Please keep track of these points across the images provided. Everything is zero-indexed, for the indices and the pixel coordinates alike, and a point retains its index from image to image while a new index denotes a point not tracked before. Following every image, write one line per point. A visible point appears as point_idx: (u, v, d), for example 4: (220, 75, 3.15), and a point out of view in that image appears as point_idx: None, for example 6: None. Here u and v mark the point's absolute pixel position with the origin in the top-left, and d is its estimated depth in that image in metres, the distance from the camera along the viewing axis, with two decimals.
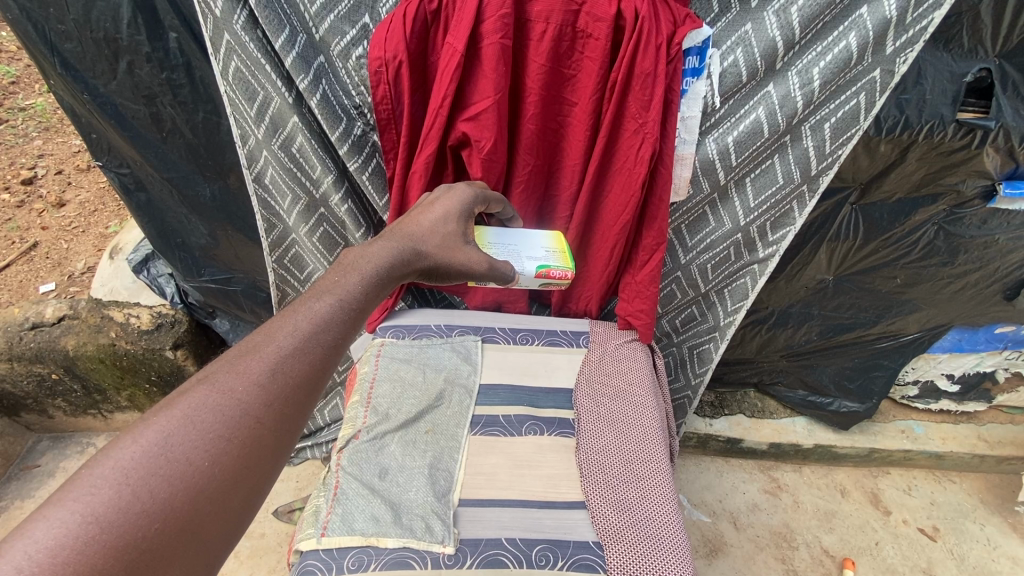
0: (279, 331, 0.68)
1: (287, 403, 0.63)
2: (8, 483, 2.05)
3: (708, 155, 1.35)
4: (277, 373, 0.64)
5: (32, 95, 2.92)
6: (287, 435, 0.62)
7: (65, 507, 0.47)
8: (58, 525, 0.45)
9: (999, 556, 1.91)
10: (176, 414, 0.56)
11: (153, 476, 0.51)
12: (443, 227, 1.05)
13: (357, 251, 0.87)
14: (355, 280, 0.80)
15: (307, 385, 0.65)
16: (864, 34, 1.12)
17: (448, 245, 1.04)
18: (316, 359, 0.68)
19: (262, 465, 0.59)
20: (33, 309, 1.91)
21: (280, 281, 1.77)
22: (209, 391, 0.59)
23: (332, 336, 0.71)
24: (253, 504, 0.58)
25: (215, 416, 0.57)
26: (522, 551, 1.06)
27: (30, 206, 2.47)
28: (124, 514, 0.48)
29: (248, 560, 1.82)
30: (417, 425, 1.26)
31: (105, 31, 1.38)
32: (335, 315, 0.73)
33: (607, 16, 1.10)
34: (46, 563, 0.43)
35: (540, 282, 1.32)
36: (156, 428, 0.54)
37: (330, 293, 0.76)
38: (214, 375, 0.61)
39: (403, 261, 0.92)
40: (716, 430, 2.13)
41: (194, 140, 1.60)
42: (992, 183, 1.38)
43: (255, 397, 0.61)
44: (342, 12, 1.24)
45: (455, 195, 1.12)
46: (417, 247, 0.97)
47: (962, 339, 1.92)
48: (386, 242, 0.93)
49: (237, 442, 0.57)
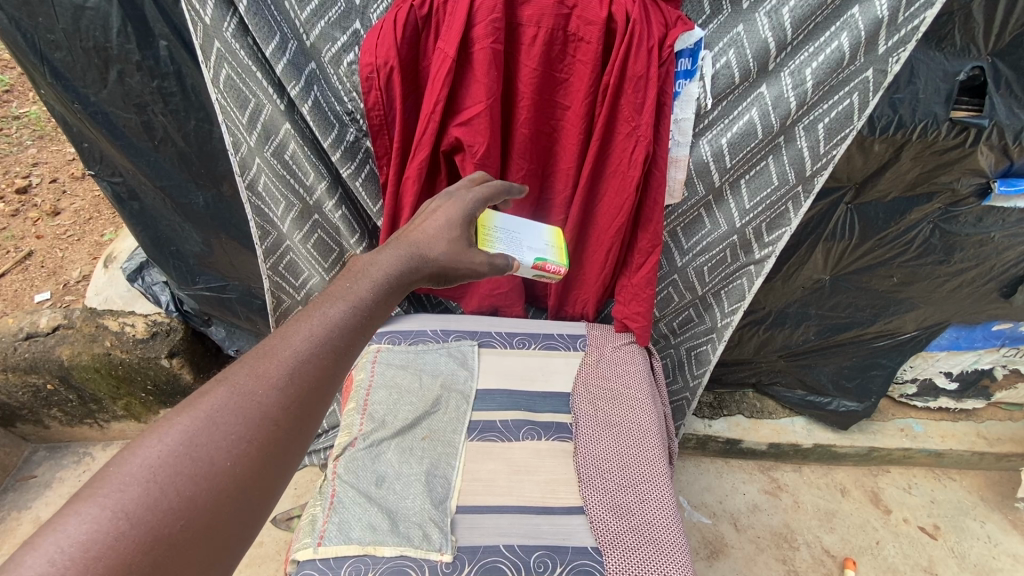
0: (295, 335, 0.67)
1: (304, 406, 0.62)
2: (5, 494, 2.04)
3: (702, 156, 1.35)
4: (294, 376, 0.63)
5: (26, 103, 2.91)
6: (302, 439, 0.61)
7: (95, 503, 0.47)
8: (89, 521, 0.46)
9: (1000, 554, 1.90)
10: (199, 415, 0.56)
11: (178, 474, 0.51)
12: (446, 235, 1.01)
13: (364, 259, 0.86)
14: (366, 286, 0.79)
15: (321, 389, 0.64)
16: (856, 34, 1.11)
17: (452, 251, 1.00)
18: (329, 362, 0.67)
19: (279, 467, 0.58)
20: (27, 320, 1.90)
21: (274, 288, 1.76)
22: (229, 393, 0.58)
23: (345, 341, 0.70)
24: (271, 503, 0.57)
25: (236, 417, 0.57)
26: (522, 558, 1.05)
27: (25, 215, 2.45)
28: (151, 511, 0.48)
29: (246, 568, 1.81)
30: (414, 432, 1.25)
31: (95, 39, 1.37)
32: (347, 320, 0.72)
33: (597, 20, 1.10)
34: (77, 558, 0.44)
35: (534, 273, 1.29)
36: (178, 427, 0.54)
37: (342, 299, 0.75)
38: (234, 377, 0.60)
39: (407, 271, 0.90)
40: (715, 431, 2.13)
41: (185, 148, 1.59)
42: (986, 181, 1.38)
43: (274, 400, 0.60)
44: (332, 18, 1.23)
45: (456, 202, 1.07)
46: (423, 254, 0.95)
47: (959, 337, 1.93)
48: (393, 251, 0.91)
49: (256, 444, 0.57)
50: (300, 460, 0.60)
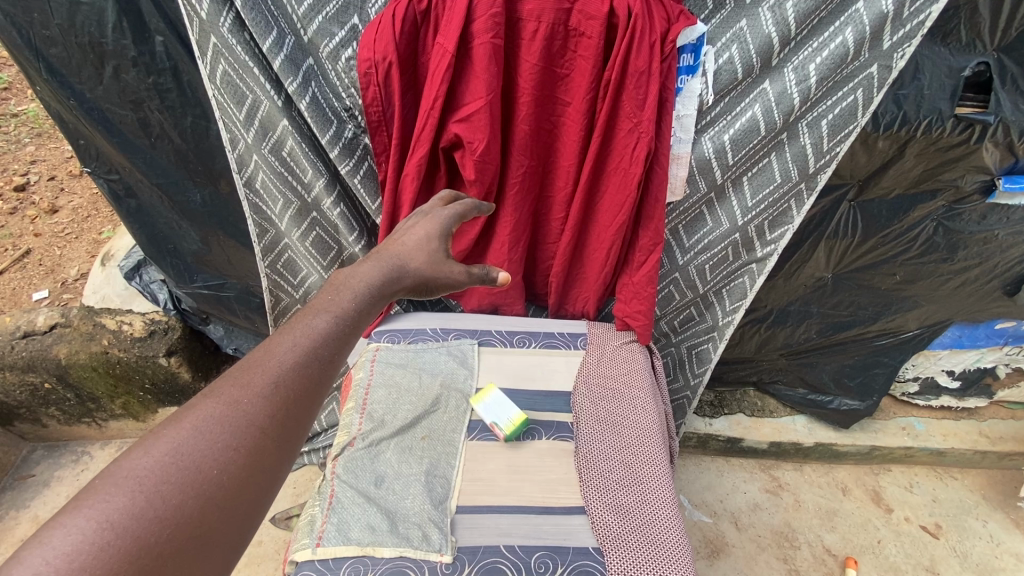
0: (280, 345, 0.66)
1: (290, 414, 0.61)
2: (3, 493, 2.04)
3: (704, 154, 1.33)
4: (279, 386, 0.62)
5: (24, 101, 2.90)
6: (290, 446, 0.60)
7: (80, 514, 0.45)
8: (75, 532, 0.44)
9: (1002, 553, 1.89)
10: (185, 426, 0.54)
11: (165, 484, 0.50)
12: (425, 247, 1.00)
13: (345, 272, 0.85)
14: (348, 297, 0.78)
15: (308, 397, 0.64)
16: (860, 29, 1.10)
17: (433, 263, 0.99)
18: (315, 371, 0.66)
19: (266, 475, 0.57)
20: (24, 318, 1.88)
21: (272, 286, 1.75)
22: (214, 404, 0.57)
23: (330, 350, 0.69)
24: (261, 512, 0.56)
25: (222, 427, 0.56)
26: (522, 559, 1.04)
27: (23, 213, 2.44)
28: (138, 520, 0.47)
29: (245, 568, 1.80)
30: (412, 432, 1.24)
31: (91, 35, 1.36)
32: (331, 330, 0.71)
33: (599, 15, 1.09)
34: (63, 570, 0.42)
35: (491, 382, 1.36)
36: (164, 439, 0.53)
37: (326, 309, 0.74)
38: (219, 389, 0.59)
39: (390, 281, 0.89)
40: (715, 430, 2.12)
41: (182, 145, 1.58)
42: (990, 178, 1.36)
43: (260, 410, 0.59)
44: (330, 13, 1.22)
45: (432, 219, 1.06)
46: (401, 265, 0.94)
47: (962, 335, 1.92)
48: (370, 262, 0.91)
49: (243, 452, 0.56)
50: (289, 468, 0.59)
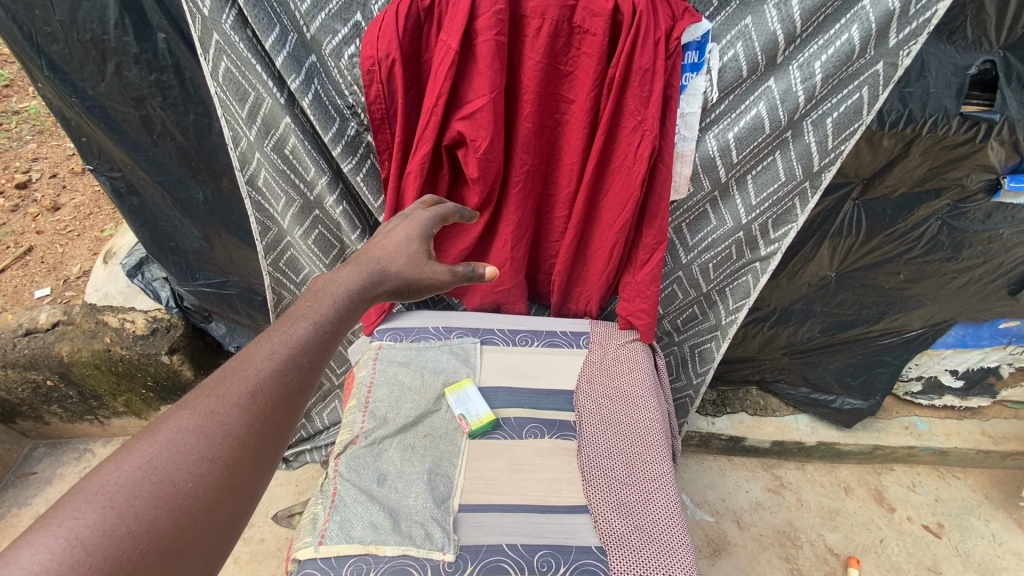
0: (256, 354, 0.65)
1: (267, 423, 0.61)
2: (5, 490, 2.04)
3: (708, 152, 1.33)
4: (256, 395, 0.62)
5: (25, 98, 2.90)
6: (267, 456, 0.60)
7: (49, 533, 0.45)
8: (44, 551, 0.44)
9: (1005, 553, 1.89)
10: (158, 439, 0.54)
11: (137, 498, 0.49)
12: (406, 249, 1.00)
13: (325, 277, 0.85)
14: (328, 303, 0.78)
15: (285, 406, 0.63)
16: (866, 26, 1.09)
17: (414, 265, 0.98)
18: (294, 379, 0.66)
19: (244, 486, 0.57)
20: (26, 316, 1.89)
21: (275, 284, 1.75)
22: (189, 415, 0.57)
23: (309, 357, 0.69)
24: (240, 523, 0.56)
25: (198, 439, 0.55)
26: (524, 557, 1.04)
27: (24, 210, 2.44)
28: (110, 537, 0.46)
29: (247, 565, 1.80)
30: (416, 430, 1.25)
31: (92, 32, 1.35)
32: (310, 337, 0.71)
33: (604, 12, 1.08)
34: None
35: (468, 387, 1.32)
36: (137, 452, 0.52)
37: (305, 317, 0.74)
38: (194, 400, 0.59)
39: (371, 284, 0.88)
40: (717, 429, 2.11)
41: (185, 143, 1.57)
42: (996, 177, 1.35)
43: (236, 420, 0.59)
44: (332, 10, 1.21)
45: (413, 221, 1.07)
46: (383, 269, 0.93)
47: (966, 334, 1.91)
48: (350, 267, 0.90)
49: (220, 463, 0.55)
50: (267, 478, 0.59)
